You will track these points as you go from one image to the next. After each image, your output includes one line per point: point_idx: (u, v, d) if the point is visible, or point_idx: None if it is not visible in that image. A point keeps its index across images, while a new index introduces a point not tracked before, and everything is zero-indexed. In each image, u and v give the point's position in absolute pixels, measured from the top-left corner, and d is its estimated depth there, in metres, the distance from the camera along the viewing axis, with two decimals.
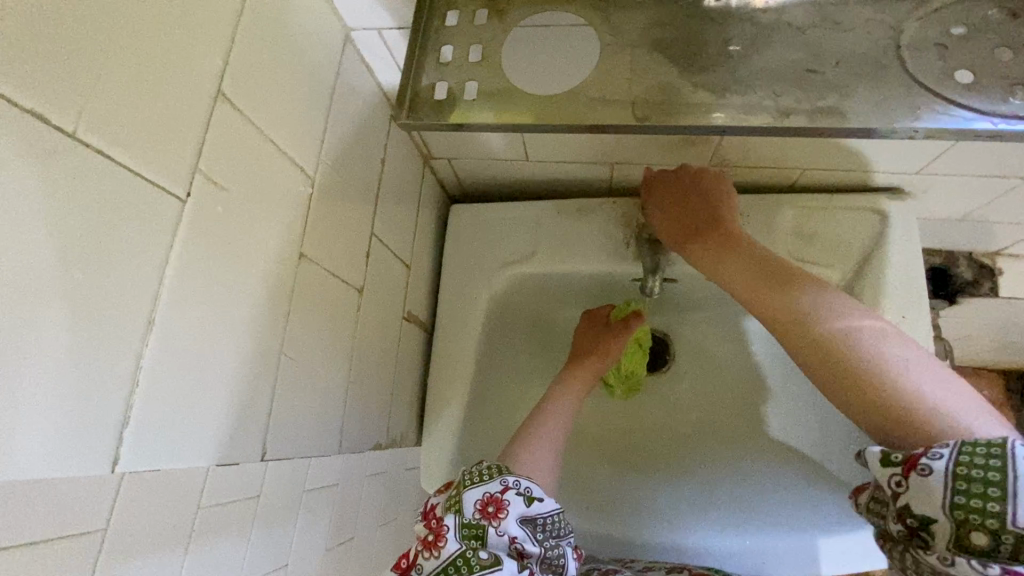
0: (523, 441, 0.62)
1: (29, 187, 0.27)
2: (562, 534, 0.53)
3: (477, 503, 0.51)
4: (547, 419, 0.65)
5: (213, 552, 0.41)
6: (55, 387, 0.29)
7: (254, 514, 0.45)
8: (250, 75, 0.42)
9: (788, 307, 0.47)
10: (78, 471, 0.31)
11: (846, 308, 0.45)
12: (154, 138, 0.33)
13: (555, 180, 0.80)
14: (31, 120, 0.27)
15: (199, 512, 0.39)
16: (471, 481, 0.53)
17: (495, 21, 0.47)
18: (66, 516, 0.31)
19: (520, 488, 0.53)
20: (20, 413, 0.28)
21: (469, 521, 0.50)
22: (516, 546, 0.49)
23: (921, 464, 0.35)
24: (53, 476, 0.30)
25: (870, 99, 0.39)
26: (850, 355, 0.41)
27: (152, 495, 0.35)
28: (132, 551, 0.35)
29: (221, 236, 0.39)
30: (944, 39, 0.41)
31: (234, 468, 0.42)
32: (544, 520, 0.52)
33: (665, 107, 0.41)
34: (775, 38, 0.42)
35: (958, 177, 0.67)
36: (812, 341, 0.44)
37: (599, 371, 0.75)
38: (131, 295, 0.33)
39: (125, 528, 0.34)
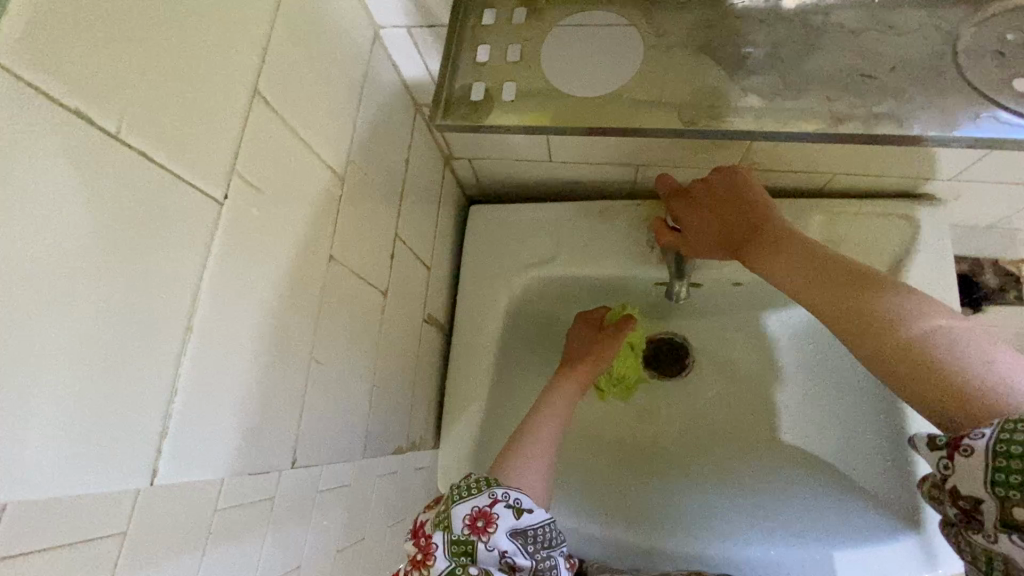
0: (517, 450, 0.60)
1: (68, 187, 0.26)
2: (554, 543, 0.52)
3: (466, 518, 0.50)
4: (536, 430, 0.63)
5: (226, 559, 0.38)
6: (79, 394, 0.27)
7: (269, 517, 0.42)
8: (284, 72, 0.41)
9: (855, 303, 0.41)
10: (104, 483, 0.29)
11: (920, 305, 0.39)
12: (194, 139, 0.32)
13: (578, 182, 0.79)
14: (71, 117, 0.26)
15: (215, 514, 0.36)
16: (460, 495, 0.52)
17: (533, 20, 0.46)
18: (77, 523, 0.28)
19: (510, 501, 0.52)
20: (30, 411, 0.25)
21: (458, 537, 0.49)
22: (506, 560, 0.49)
23: (964, 445, 0.32)
24: (78, 487, 0.28)
25: (926, 106, 0.38)
26: (931, 358, 0.36)
27: (170, 499, 0.33)
28: (148, 558, 0.32)
29: (255, 237, 0.38)
30: (1001, 46, 0.39)
31: (256, 473, 0.40)
32: (536, 532, 0.51)
33: (712, 111, 0.40)
34: (825, 41, 0.41)
35: (993, 184, 0.66)
36: (885, 340, 0.38)
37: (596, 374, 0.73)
38: (163, 298, 0.31)
39: (144, 539, 0.32)
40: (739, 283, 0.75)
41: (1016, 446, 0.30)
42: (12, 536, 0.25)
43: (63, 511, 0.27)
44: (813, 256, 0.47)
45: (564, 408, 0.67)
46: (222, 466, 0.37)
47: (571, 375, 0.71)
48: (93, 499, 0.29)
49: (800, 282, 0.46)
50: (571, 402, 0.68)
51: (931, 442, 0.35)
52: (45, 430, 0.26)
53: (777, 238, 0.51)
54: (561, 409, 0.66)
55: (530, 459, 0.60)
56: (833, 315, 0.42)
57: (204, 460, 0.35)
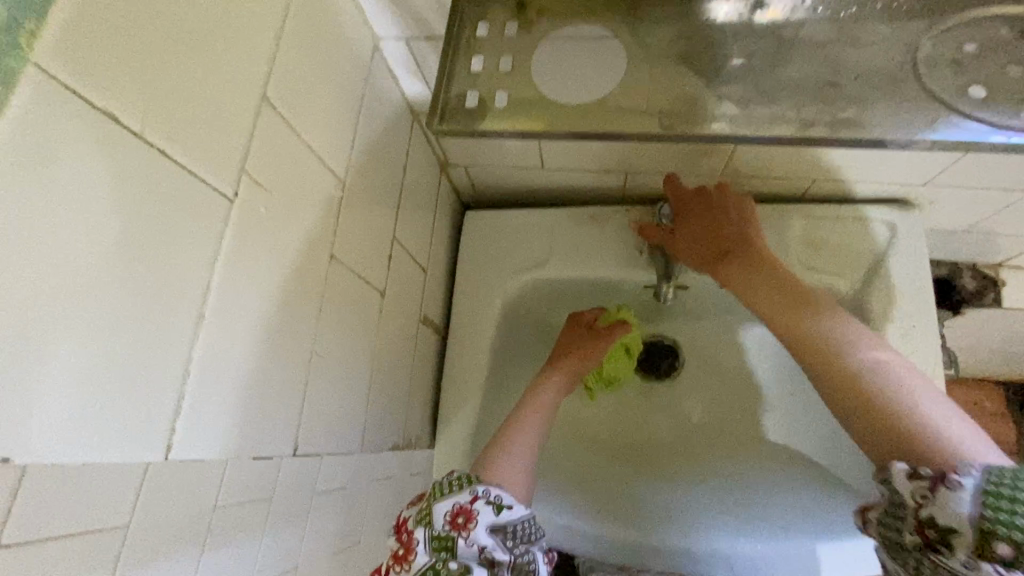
0: (500, 447, 0.60)
1: (96, 183, 0.28)
2: (531, 538, 0.54)
3: (448, 515, 0.53)
4: (519, 426, 0.63)
5: (224, 554, 0.40)
6: (96, 374, 0.29)
7: (267, 514, 0.44)
8: (291, 80, 0.43)
9: (821, 341, 0.48)
10: (117, 458, 0.31)
11: (870, 343, 0.46)
12: (210, 139, 0.35)
13: (570, 188, 0.82)
14: (102, 118, 0.28)
15: (216, 510, 0.38)
16: (442, 492, 0.54)
17: (524, 33, 0.49)
18: (87, 508, 0.30)
19: (490, 498, 0.54)
20: (54, 395, 0.27)
21: (440, 533, 0.52)
22: (485, 555, 0.52)
23: (952, 480, 0.35)
24: (92, 462, 0.30)
25: (889, 113, 0.41)
26: (869, 386, 0.43)
27: (172, 489, 0.35)
28: (152, 550, 0.34)
29: (262, 233, 0.40)
30: (958, 57, 0.42)
31: (255, 466, 0.42)
32: (514, 528, 0.54)
33: (690, 117, 0.43)
34: (796, 53, 0.44)
35: (964, 190, 0.69)
36: (862, 391, 0.43)
37: (581, 372, 0.74)
38: (179, 289, 0.33)
39: (149, 519, 0.33)
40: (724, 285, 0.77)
41: (1007, 487, 0.34)
42: (29, 506, 0.27)
43: (77, 485, 0.29)
44: (785, 289, 0.54)
45: (547, 403, 0.68)
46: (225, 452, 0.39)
47: (562, 373, 0.72)
48: (105, 474, 0.30)
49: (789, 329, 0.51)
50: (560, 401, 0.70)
51: (909, 475, 0.37)
52: (61, 408, 0.28)
53: (756, 270, 0.58)
54: (546, 406, 0.68)
55: (512, 456, 0.60)
56: (796, 340, 0.50)
57: (209, 445, 0.37)
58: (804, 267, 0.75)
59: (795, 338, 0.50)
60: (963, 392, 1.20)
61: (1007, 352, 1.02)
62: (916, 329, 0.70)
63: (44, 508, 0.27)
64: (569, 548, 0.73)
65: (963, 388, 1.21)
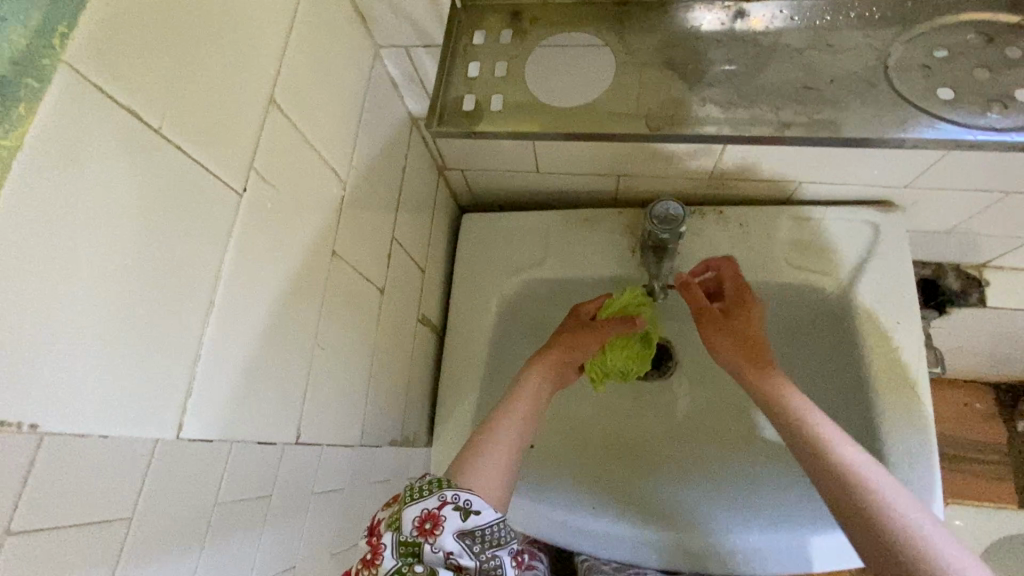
0: (477, 449, 0.59)
1: (118, 174, 0.29)
2: (502, 542, 0.50)
3: (416, 520, 0.48)
4: (498, 427, 0.61)
5: (223, 552, 0.41)
6: (117, 352, 0.30)
7: (265, 515, 0.46)
8: (297, 84, 0.45)
9: (827, 459, 0.52)
10: (133, 436, 0.32)
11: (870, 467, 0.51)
12: (220, 136, 0.37)
13: (564, 191, 0.85)
14: (124, 113, 0.29)
15: (216, 507, 0.39)
16: (412, 496, 0.50)
17: (518, 40, 0.52)
18: (99, 485, 0.30)
19: (458, 502, 0.50)
20: (81, 376, 0.28)
21: (407, 538, 0.47)
22: (453, 561, 0.47)
23: None
24: (110, 438, 0.31)
25: (862, 114, 0.43)
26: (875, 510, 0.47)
27: (176, 479, 0.36)
28: (153, 547, 0.35)
29: (268, 228, 0.42)
30: (928, 61, 0.44)
31: (257, 464, 0.43)
32: (483, 532, 0.49)
33: (675, 118, 0.45)
34: (776, 59, 0.46)
35: (944, 190, 0.72)
36: (870, 518, 0.47)
37: (567, 363, 0.71)
38: (194, 279, 0.35)
39: (152, 506, 0.34)
40: None
41: None
42: (46, 476, 0.28)
43: (93, 460, 0.30)
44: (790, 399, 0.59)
45: (529, 400, 0.65)
46: (228, 441, 0.40)
47: (547, 367, 0.69)
48: (119, 452, 0.31)
49: (789, 431, 0.56)
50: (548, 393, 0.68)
51: None
52: (85, 383, 0.29)
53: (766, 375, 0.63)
54: (530, 404, 0.65)
55: (490, 458, 0.58)
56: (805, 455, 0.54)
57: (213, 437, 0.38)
58: (790, 267, 0.77)
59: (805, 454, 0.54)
60: (953, 393, 1.22)
61: (994, 352, 1.04)
62: (899, 326, 0.73)
63: (60, 479, 0.28)
64: (564, 543, 0.74)
65: (954, 389, 1.23)
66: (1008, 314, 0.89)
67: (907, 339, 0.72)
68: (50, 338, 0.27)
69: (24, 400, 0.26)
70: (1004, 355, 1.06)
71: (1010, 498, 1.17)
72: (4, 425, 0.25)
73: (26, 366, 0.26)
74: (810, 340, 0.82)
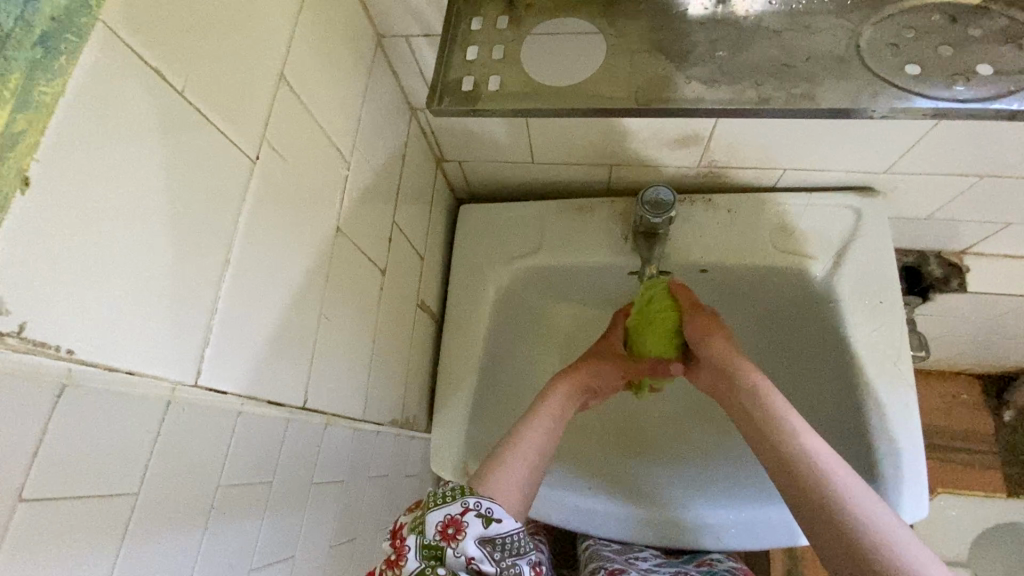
0: (498, 460, 0.56)
1: (146, 128, 0.32)
2: (524, 552, 0.45)
3: (438, 524, 0.44)
4: (519, 440, 0.58)
5: (224, 533, 0.43)
6: (143, 293, 0.32)
7: (266, 497, 0.48)
8: (304, 63, 0.48)
9: (780, 454, 0.53)
10: (156, 372, 0.34)
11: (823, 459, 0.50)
12: (236, 104, 0.39)
13: (558, 182, 0.87)
14: (152, 74, 0.32)
15: (217, 491, 0.42)
16: (435, 500, 0.46)
17: (514, 26, 0.55)
18: (122, 423, 0.33)
19: (481, 509, 0.46)
20: (113, 315, 0.31)
21: (429, 542, 0.44)
22: (474, 568, 0.43)
23: None
24: (134, 372, 0.33)
25: (835, 87, 0.46)
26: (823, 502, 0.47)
27: (184, 443, 0.38)
28: (156, 525, 0.37)
29: (278, 197, 0.44)
30: (897, 40, 0.47)
31: (257, 454, 0.46)
32: (504, 540, 0.45)
33: (662, 93, 0.48)
34: (756, 40, 0.49)
35: (921, 175, 0.75)
36: (819, 513, 0.47)
37: (586, 382, 0.70)
38: (211, 236, 0.37)
39: (161, 479, 0.37)
40: (705, 269, 0.83)
41: None
42: (68, 417, 0.30)
43: (114, 400, 0.32)
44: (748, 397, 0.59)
45: (553, 415, 0.63)
46: (239, 403, 0.43)
47: (569, 389, 0.68)
48: (136, 400, 0.34)
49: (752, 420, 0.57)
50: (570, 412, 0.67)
51: None
52: (115, 322, 0.31)
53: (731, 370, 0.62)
54: (551, 422, 0.63)
55: (510, 471, 0.55)
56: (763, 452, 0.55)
57: (215, 414, 0.40)
58: (778, 250, 0.80)
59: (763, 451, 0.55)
60: (943, 385, 1.25)
61: (979, 340, 1.07)
62: (883, 306, 0.75)
63: (78, 425, 0.31)
64: (563, 523, 0.75)
65: (943, 381, 1.25)
66: (989, 300, 0.92)
67: (889, 318, 0.75)
68: (86, 273, 0.29)
69: (64, 326, 0.28)
70: (989, 343, 1.09)
71: (998, 486, 1.19)
72: (45, 345, 0.27)
73: (67, 295, 0.28)
74: (797, 323, 0.85)
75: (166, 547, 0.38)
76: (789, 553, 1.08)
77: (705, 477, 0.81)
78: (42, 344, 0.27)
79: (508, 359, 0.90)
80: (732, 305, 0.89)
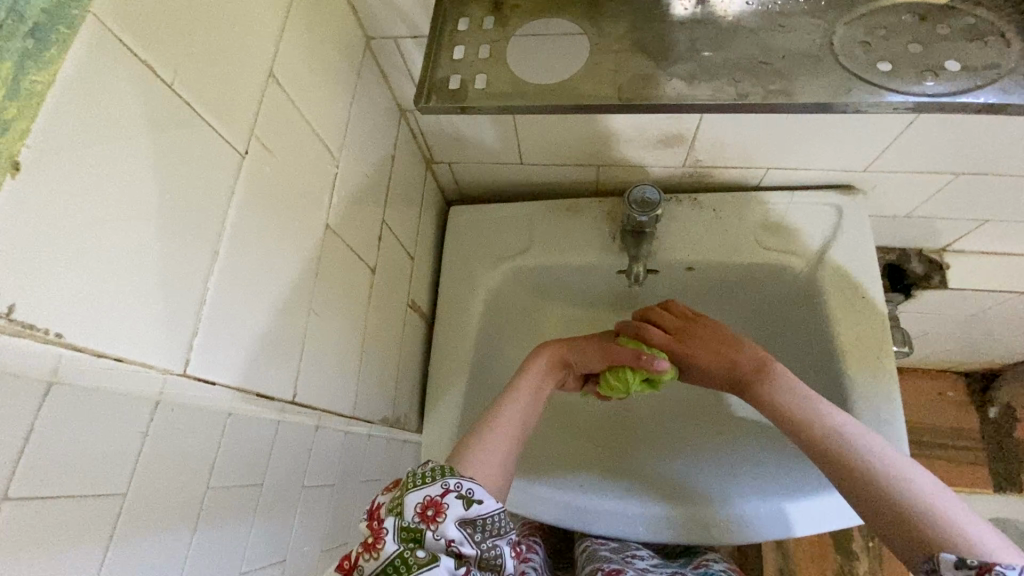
0: (474, 441, 0.53)
1: (137, 119, 0.32)
2: (503, 531, 0.46)
3: (417, 506, 0.44)
4: (497, 422, 0.56)
5: (215, 534, 0.44)
6: (133, 282, 0.33)
7: (257, 500, 0.49)
8: (293, 62, 0.49)
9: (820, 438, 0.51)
10: (145, 359, 0.35)
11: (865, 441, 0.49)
12: (225, 98, 0.40)
13: (546, 183, 0.88)
14: (142, 66, 0.32)
15: (208, 491, 0.42)
16: (414, 482, 0.46)
17: (500, 27, 0.56)
18: (107, 421, 0.33)
19: (462, 490, 0.46)
20: (102, 304, 0.31)
21: (409, 524, 0.43)
22: (454, 550, 0.43)
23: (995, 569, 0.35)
24: (125, 359, 0.33)
25: (811, 82, 0.47)
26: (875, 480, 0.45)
27: (171, 442, 0.38)
28: (145, 522, 0.37)
29: (267, 192, 0.45)
30: (869, 38, 0.49)
31: (246, 456, 0.46)
32: (485, 521, 0.45)
33: (644, 90, 0.50)
34: (734, 38, 0.51)
35: (899, 173, 0.77)
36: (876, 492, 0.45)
37: (567, 355, 0.68)
38: (202, 229, 0.38)
39: (150, 478, 0.37)
40: (691, 267, 0.84)
41: None
42: (55, 413, 0.30)
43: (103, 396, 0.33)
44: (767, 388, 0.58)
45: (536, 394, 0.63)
46: (229, 403, 0.43)
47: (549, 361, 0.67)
48: (122, 400, 0.34)
49: (811, 442, 0.52)
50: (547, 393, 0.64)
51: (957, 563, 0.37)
52: (105, 310, 0.31)
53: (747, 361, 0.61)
54: (533, 395, 0.62)
55: (490, 451, 0.53)
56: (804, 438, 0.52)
57: (204, 413, 0.41)
58: (762, 248, 0.82)
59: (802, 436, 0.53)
60: (927, 382, 1.27)
61: (962, 335, 1.09)
62: (866, 300, 0.77)
63: (68, 423, 0.31)
64: (556, 521, 0.75)
65: (928, 378, 1.28)
66: (969, 296, 0.94)
67: (870, 313, 0.76)
68: (79, 259, 0.29)
69: (55, 309, 0.28)
70: (971, 339, 1.11)
71: (985, 481, 1.20)
72: (33, 327, 0.27)
73: (58, 279, 0.28)
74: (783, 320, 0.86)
75: (156, 546, 0.38)
76: (781, 552, 1.08)
77: (694, 473, 0.82)
78: (31, 327, 0.27)
79: (499, 358, 0.90)
80: (718, 303, 0.91)
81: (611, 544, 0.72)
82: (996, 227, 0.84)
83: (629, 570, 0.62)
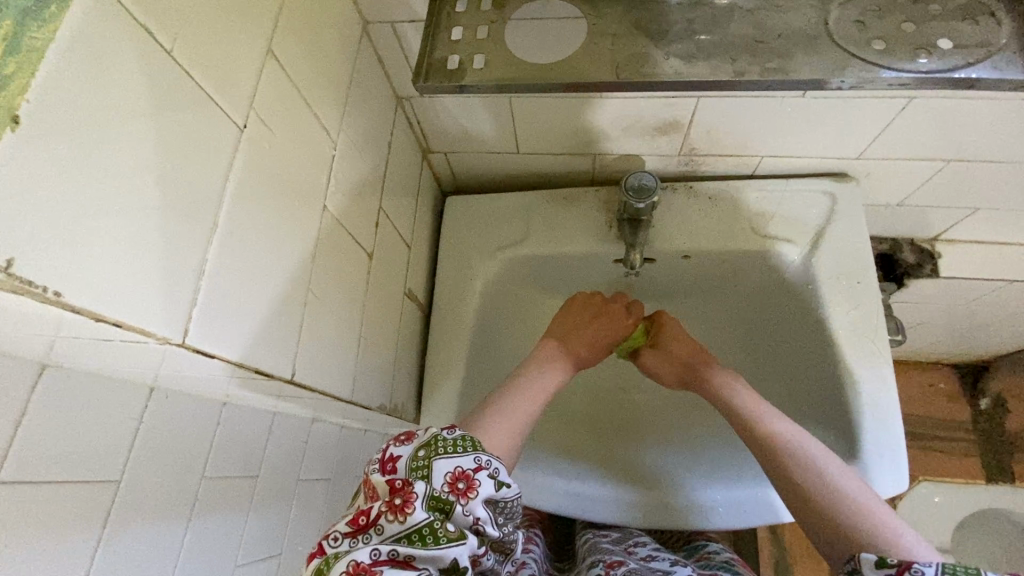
0: (490, 411, 0.55)
1: (137, 80, 0.32)
2: (518, 514, 0.47)
3: (447, 476, 0.43)
4: (513, 394, 0.58)
5: (214, 523, 0.45)
6: (132, 251, 0.33)
7: (254, 490, 0.50)
8: (291, 40, 0.48)
9: (779, 460, 0.53)
10: (145, 327, 0.33)
11: (822, 463, 0.51)
12: (224, 72, 0.39)
13: (543, 173, 0.88)
14: (139, 28, 0.32)
15: (202, 482, 0.44)
16: (444, 448, 0.44)
17: (497, 8, 0.56)
18: (99, 410, 0.36)
19: (492, 469, 0.45)
20: (104, 268, 0.31)
21: (438, 494, 0.42)
22: (477, 527, 0.43)
23: (914, 568, 0.37)
24: (125, 326, 0.32)
25: (806, 60, 0.48)
26: (824, 500, 0.48)
27: (165, 430, 0.40)
28: (137, 513, 0.38)
29: (268, 168, 0.45)
30: (862, 17, 0.49)
31: (240, 449, 0.48)
32: (506, 503, 0.46)
33: (642, 69, 0.50)
34: (730, 18, 0.51)
35: (891, 161, 0.78)
36: (823, 510, 0.47)
37: (573, 343, 0.71)
38: (200, 200, 0.38)
39: (144, 466, 0.39)
40: (687, 255, 0.85)
41: None
42: (49, 397, 0.33)
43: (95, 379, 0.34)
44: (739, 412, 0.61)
45: (555, 377, 0.64)
46: (224, 397, 0.46)
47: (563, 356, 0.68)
48: (116, 390, 0.37)
49: (769, 463, 0.54)
50: (560, 379, 0.65)
51: (875, 562, 0.39)
52: (107, 275, 0.31)
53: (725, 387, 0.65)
54: (552, 380, 0.63)
55: (507, 420, 0.55)
56: (766, 461, 0.55)
57: (197, 406, 0.43)
58: (758, 235, 0.82)
59: (764, 458, 0.55)
60: (920, 374, 1.28)
61: (954, 325, 1.10)
62: (861, 286, 0.78)
63: (66, 404, 0.34)
64: (556, 509, 0.75)
65: (921, 370, 1.29)
66: (961, 284, 0.95)
67: (864, 299, 0.77)
68: (80, 222, 0.29)
69: (59, 269, 0.28)
70: (962, 329, 1.12)
71: (978, 472, 1.21)
72: (31, 286, 0.26)
73: (58, 239, 0.28)
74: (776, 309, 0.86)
75: (149, 536, 0.40)
76: (776, 541, 1.09)
77: (691, 460, 0.82)
78: (30, 284, 0.26)
79: (496, 348, 0.90)
80: (711, 291, 0.92)
81: (611, 535, 0.72)
82: (988, 215, 0.84)
83: (630, 561, 0.61)
